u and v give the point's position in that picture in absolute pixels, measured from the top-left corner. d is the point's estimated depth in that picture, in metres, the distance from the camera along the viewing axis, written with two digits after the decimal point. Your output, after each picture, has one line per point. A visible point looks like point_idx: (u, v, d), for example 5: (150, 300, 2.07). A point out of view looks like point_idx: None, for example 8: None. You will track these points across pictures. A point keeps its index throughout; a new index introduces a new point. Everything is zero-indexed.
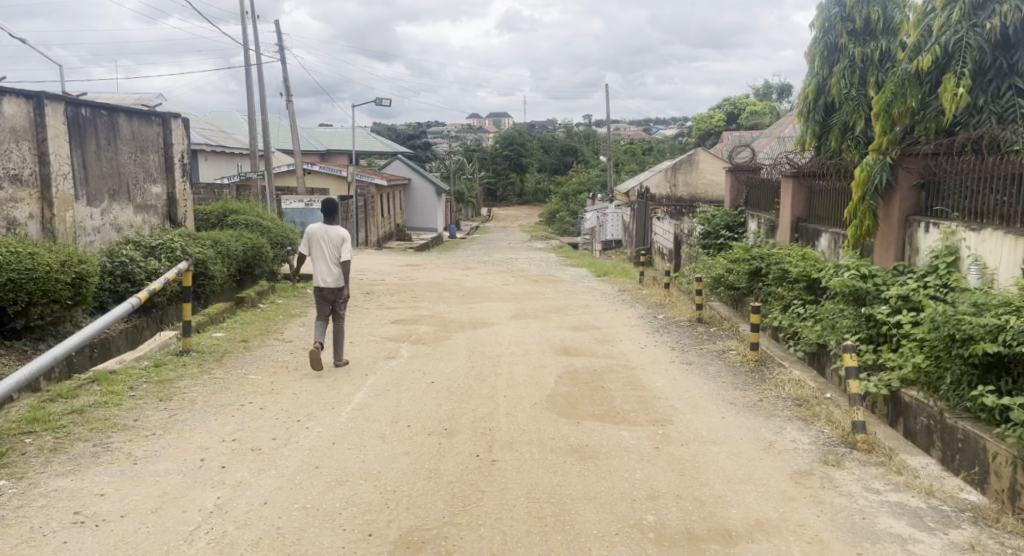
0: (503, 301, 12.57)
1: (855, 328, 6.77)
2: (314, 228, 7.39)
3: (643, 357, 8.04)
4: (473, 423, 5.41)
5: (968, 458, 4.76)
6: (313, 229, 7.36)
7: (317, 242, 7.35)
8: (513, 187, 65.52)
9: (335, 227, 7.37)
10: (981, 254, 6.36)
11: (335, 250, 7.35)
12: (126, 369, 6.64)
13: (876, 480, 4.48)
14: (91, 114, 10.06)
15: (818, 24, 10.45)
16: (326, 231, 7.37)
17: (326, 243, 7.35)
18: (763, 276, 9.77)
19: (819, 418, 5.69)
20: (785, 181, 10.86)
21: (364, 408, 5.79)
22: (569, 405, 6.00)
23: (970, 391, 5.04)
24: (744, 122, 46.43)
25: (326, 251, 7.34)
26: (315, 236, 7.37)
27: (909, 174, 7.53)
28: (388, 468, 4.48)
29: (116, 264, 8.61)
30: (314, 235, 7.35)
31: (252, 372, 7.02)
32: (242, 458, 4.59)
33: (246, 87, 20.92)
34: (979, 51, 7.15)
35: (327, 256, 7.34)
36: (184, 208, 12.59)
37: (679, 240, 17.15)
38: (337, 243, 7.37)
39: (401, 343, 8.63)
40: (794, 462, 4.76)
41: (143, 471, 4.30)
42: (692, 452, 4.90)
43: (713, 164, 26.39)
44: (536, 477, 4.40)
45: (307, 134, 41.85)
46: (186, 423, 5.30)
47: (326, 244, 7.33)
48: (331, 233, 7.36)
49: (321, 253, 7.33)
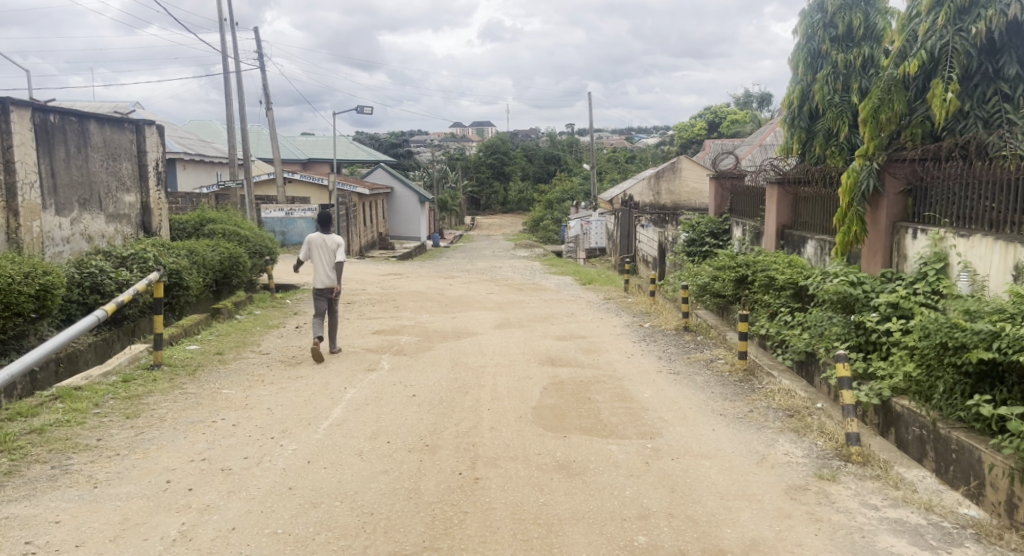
0: (486, 310, 12.37)
1: (844, 335, 6.63)
2: (311, 236, 8.21)
3: (629, 367, 7.87)
4: (455, 439, 5.20)
5: (963, 470, 4.62)
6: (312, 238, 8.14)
7: (315, 249, 8.15)
8: (497, 196, 65.48)
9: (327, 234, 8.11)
10: (971, 260, 6.24)
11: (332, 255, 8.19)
12: (92, 385, 6.36)
13: (874, 496, 4.32)
14: (60, 121, 9.79)
15: (801, 30, 10.40)
16: (323, 239, 8.20)
17: (324, 249, 8.22)
18: (749, 283, 9.66)
19: (811, 429, 5.54)
20: (770, 187, 10.76)
21: (341, 424, 5.56)
22: (555, 419, 5.80)
23: (964, 401, 4.92)
24: (725, 130, 46.73)
25: (324, 257, 8.22)
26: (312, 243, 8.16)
27: (896, 180, 7.43)
28: (366, 489, 4.26)
29: (85, 275, 8.32)
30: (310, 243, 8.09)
31: (226, 387, 6.77)
32: (210, 480, 4.35)
33: (225, 95, 20.65)
34: (964, 56, 7.07)
35: (325, 261, 8.19)
36: (158, 217, 12.31)
37: (663, 248, 17.05)
38: (333, 249, 8.28)
39: (381, 355, 8.39)
40: (788, 477, 4.60)
41: (102, 495, 4.05)
42: (683, 467, 4.73)
43: (695, 171, 26.42)
44: (520, 496, 4.21)
45: (287, 142, 41.50)
46: (153, 442, 5.04)
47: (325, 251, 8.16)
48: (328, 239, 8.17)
49: (319, 259, 8.16)
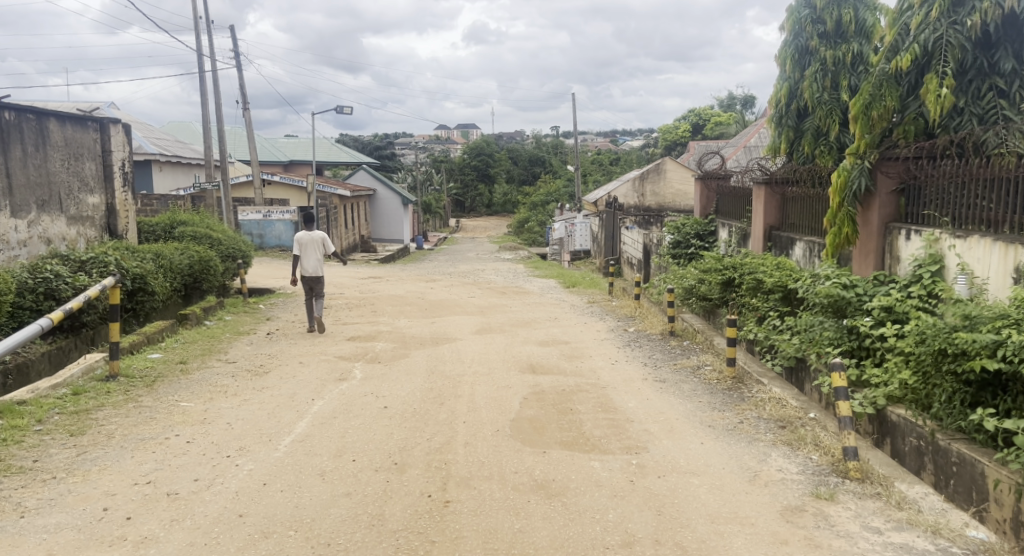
0: (467, 314, 11.97)
1: (836, 341, 6.34)
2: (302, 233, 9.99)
3: (613, 375, 7.52)
4: (427, 456, 4.84)
5: (965, 486, 4.31)
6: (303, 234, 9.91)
7: (306, 243, 9.87)
8: (481, 199, 65.19)
9: (316, 230, 9.87)
10: (968, 262, 5.94)
11: (320, 248, 9.96)
12: (37, 398, 5.93)
13: (875, 517, 4.00)
14: (16, 119, 9.36)
15: (788, 26, 10.08)
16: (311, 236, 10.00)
17: (313, 243, 9.97)
18: (736, 286, 9.38)
19: (805, 441, 5.21)
20: (757, 188, 10.50)
21: (304, 440, 5.17)
22: (534, 432, 5.45)
23: (965, 412, 4.62)
24: (709, 133, 46.93)
25: (312, 251, 9.97)
26: (304, 239, 9.88)
27: (888, 179, 7.12)
28: (324, 515, 3.89)
29: (38, 281, 7.90)
30: (302, 238, 9.84)
31: (185, 399, 6.36)
32: (154, 506, 3.97)
33: (201, 95, 20.08)
34: (960, 50, 6.77)
35: (314, 254, 9.98)
36: (125, 219, 11.85)
37: (648, 250, 16.76)
38: (319, 243, 9.98)
39: (354, 363, 8.01)
40: (782, 497, 4.27)
41: (27, 527, 3.70)
42: (670, 485, 4.41)
43: (680, 173, 26.18)
44: (494, 523, 3.85)
45: (267, 144, 40.85)
46: (96, 462, 4.66)
47: (314, 244, 9.94)
48: (317, 235, 9.94)
49: (308, 252, 9.88)
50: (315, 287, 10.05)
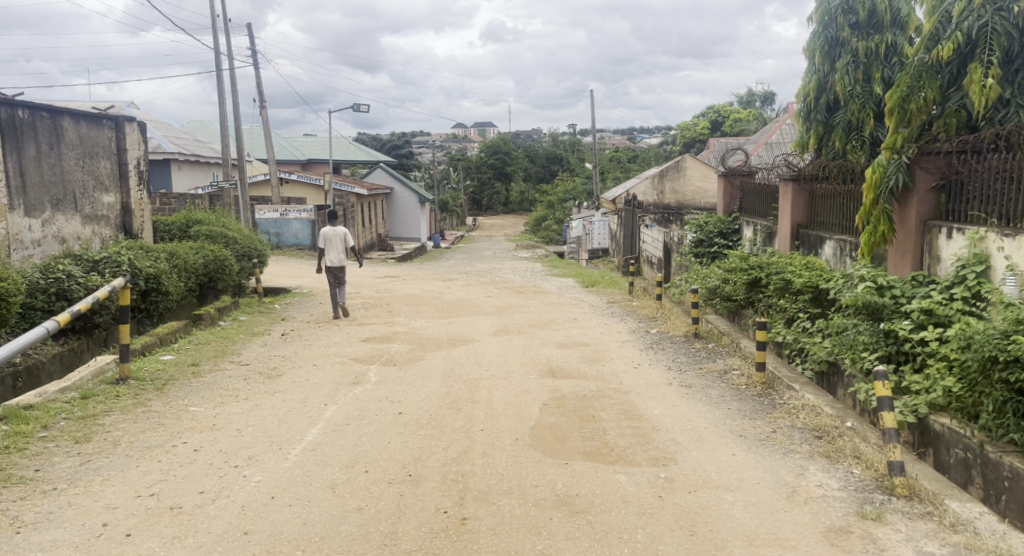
0: (483, 315, 11.71)
1: (872, 345, 6.00)
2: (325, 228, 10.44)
3: (637, 380, 7.23)
4: (443, 467, 4.59)
5: (1020, 503, 3.99)
6: (326, 229, 10.37)
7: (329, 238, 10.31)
8: (498, 196, 64.94)
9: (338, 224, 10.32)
10: (1017, 261, 5.57)
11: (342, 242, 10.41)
12: (45, 402, 5.75)
13: (929, 541, 3.69)
14: (30, 117, 9.25)
15: (818, 17, 9.74)
16: (334, 230, 10.41)
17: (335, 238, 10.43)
18: (762, 287, 9.05)
19: (844, 453, 4.92)
20: (783, 185, 10.16)
21: (316, 449, 4.95)
22: (556, 441, 5.19)
23: (1019, 422, 4.28)
24: (728, 130, 46.16)
25: (335, 244, 10.43)
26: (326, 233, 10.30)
27: (927, 174, 6.76)
28: (334, 533, 3.66)
29: (50, 281, 7.76)
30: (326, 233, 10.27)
31: (195, 404, 6.16)
32: (156, 522, 3.76)
33: (219, 95, 20.00)
34: (1005, 38, 6.42)
35: (337, 247, 10.40)
36: (140, 218, 11.73)
37: (668, 249, 16.43)
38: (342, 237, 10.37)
39: (369, 365, 7.79)
40: (824, 516, 3.98)
41: (21, 544, 3.50)
42: (702, 502, 4.13)
43: (700, 170, 25.74)
44: (514, 543, 3.59)
45: (285, 143, 40.86)
46: (99, 472, 4.47)
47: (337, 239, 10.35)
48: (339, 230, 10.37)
49: (332, 245, 10.31)
50: (338, 279, 10.51)
